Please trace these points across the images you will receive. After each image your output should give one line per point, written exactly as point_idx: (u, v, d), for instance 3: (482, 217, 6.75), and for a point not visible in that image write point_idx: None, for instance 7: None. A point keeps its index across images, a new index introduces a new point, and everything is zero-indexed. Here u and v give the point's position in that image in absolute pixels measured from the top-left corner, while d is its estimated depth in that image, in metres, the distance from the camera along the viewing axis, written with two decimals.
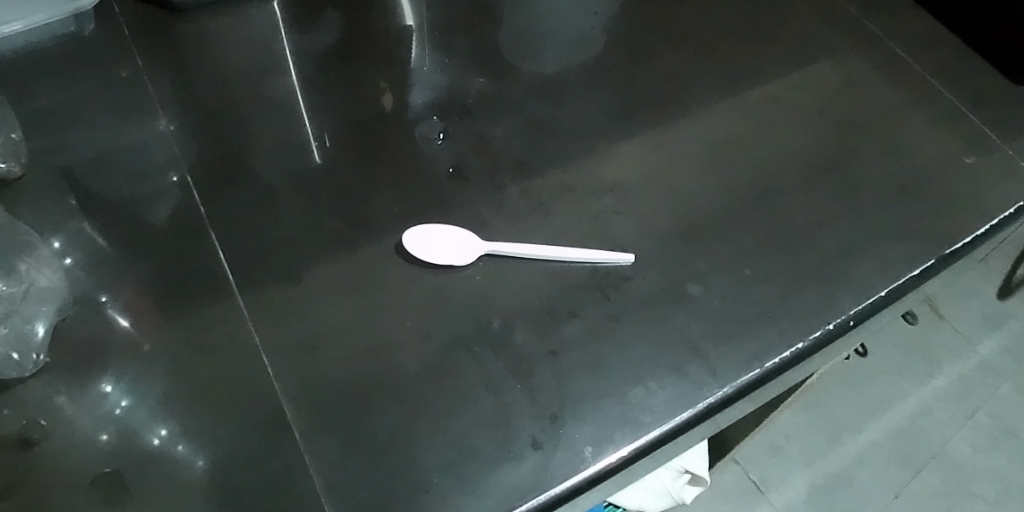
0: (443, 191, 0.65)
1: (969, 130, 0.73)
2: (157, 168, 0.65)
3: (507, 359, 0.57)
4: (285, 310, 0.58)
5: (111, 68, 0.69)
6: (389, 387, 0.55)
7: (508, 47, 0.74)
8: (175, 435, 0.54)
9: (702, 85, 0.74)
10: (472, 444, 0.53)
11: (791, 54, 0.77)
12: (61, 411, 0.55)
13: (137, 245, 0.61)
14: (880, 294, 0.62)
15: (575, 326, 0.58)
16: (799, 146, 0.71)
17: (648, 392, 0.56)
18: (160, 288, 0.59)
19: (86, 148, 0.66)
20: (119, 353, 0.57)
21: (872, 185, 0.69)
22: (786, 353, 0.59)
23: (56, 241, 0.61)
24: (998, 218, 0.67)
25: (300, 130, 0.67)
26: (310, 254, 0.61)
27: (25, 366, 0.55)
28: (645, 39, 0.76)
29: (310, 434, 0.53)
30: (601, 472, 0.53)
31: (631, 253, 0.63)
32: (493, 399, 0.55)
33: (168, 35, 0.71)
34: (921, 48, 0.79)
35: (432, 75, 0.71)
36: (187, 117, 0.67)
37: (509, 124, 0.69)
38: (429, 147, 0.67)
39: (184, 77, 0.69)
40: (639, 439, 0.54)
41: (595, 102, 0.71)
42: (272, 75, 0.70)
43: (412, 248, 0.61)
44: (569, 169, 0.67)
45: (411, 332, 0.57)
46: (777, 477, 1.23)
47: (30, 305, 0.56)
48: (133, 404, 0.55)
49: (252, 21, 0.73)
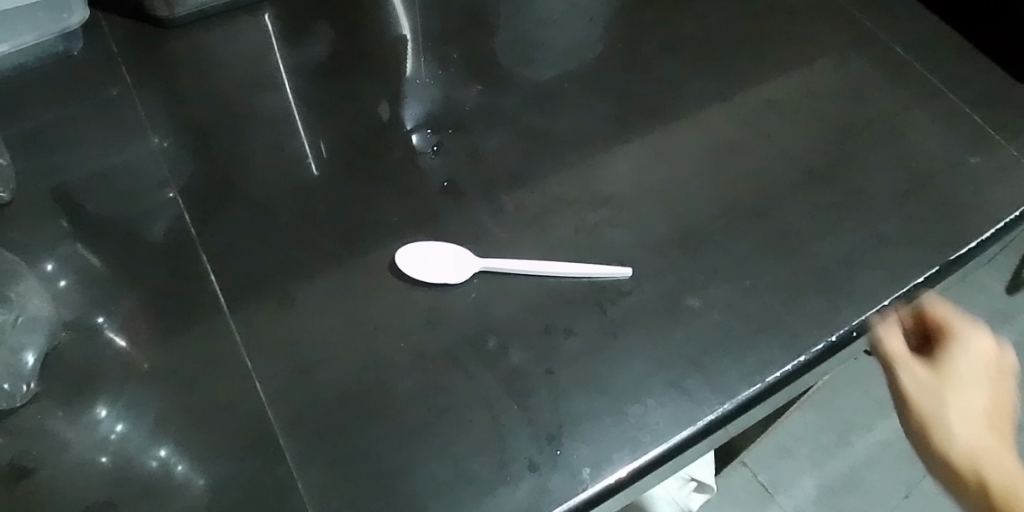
0: (436, 206, 0.64)
1: (972, 129, 0.72)
2: (149, 186, 0.64)
3: (504, 378, 0.56)
4: (277, 332, 0.57)
5: (102, 87, 0.69)
6: (383, 410, 0.54)
7: (503, 56, 0.74)
8: (174, 459, 0.53)
9: (699, 90, 0.73)
10: (469, 466, 0.52)
11: (790, 55, 0.76)
12: (55, 436, 0.54)
13: (129, 266, 0.60)
14: (884, 303, 0.61)
15: (572, 343, 0.57)
16: (798, 152, 0.70)
17: (647, 410, 0.55)
18: (153, 310, 0.58)
19: (79, 167, 0.65)
20: (114, 375, 0.56)
21: (874, 190, 0.68)
22: (788, 366, 0.58)
23: (49, 265, 0.60)
24: (1004, 222, 0.66)
25: (293, 145, 0.67)
26: (302, 273, 0.60)
27: (16, 397, 0.55)
28: (641, 43, 0.75)
29: (303, 459, 0.53)
30: (600, 493, 0.52)
31: (629, 266, 0.62)
32: (489, 420, 0.54)
33: (160, 52, 0.71)
34: (922, 45, 0.78)
35: (425, 87, 0.71)
36: (179, 134, 0.67)
37: (504, 136, 0.68)
38: (424, 161, 0.66)
39: (176, 94, 0.69)
40: (637, 458, 0.53)
41: (592, 111, 0.70)
42: (263, 91, 0.69)
43: (407, 267, 0.60)
44: (566, 180, 0.66)
45: (405, 352, 0.57)
46: (786, 479, 1.21)
47: (19, 334, 0.56)
48: (128, 428, 0.54)
49: (244, 36, 0.73)
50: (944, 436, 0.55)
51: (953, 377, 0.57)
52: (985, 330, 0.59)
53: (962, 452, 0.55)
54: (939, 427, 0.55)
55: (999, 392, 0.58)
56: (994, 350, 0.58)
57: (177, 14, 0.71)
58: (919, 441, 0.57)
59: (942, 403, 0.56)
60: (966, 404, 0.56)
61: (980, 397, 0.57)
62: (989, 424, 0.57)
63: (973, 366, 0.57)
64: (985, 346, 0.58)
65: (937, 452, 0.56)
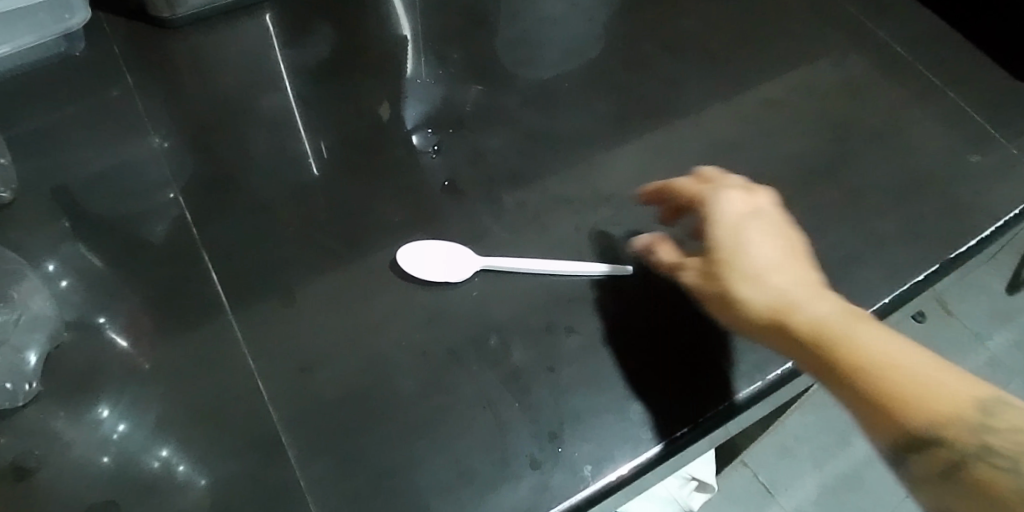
0: (438, 205, 0.64)
1: (971, 127, 0.72)
2: (151, 186, 0.64)
3: (506, 376, 0.56)
4: (279, 331, 0.58)
5: (104, 87, 0.69)
6: (385, 408, 0.54)
7: (503, 55, 0.74)
8: (176, 459, 0.53)
9: (699, 89, 0.73)
10: (471, 464, 0.53)
11: (789, 54, 0.76)
12: (58, 436, 0.54)
13: (131, 266, 0.60)
14: (884, 302, 0.62)
15: (574, 341, 0.58)
16: (798, 150, 0.70)
17: (649, 408, 0.55)
18: (155, 310, 0.59)
19: (80, 168, 0.65)
20: (117, 374, 0.56)
21: (874, 188, 0.68)
22: (789, 364, 0.58)
23: (50, 265, 0.60)
24: (1004, 220, 0.67)
25: (294, 145, 0.67)
26: (304, 272, 0.60)
27: (18, 397, 0.54)
28: (641, 42, 0.75)
29: (306, 457, 0.53)
30: (601, 490, 0.53)
31: (630, 263, 0.61)
32: (491, 418, 0.54)
33: (161, 53, 0.71)
34: (922, 44, 0.78)
35: (426, 87, 0.71)
36: (180, 134, 0.67)
37: (504, 135, 0.69)
38: (426, 161, 0.67)
39: (177, 94, 0.69)
40: (638, 456, 0.54)
41: (592, 110, 0.71)
42: (264, 91, 0.70)
43: (409, 266, 0.60)
44: (567, 179, 0.66)
45: (407, 351, 0.57)
46: (786, 479, 1.21)
47: (21, 333, 0.55)
48: (130, 428, 0.54)
49: (245, 37, 0.73)
50: (762, 280, 0.53)
51: (733, 224, 0.55)
52: (733, 188, 0.58)
53: (746, 271, 0.53)
54: (743, 258, 0.53)
55: (788, 235, 0.56)
56: (747, 198, 0.57)
57: (178, 14, 0.71)
58: (715, 303, 0.54)
59: (735, 255, 0.54)
60: (778, 253, 0.54)
61: (773, 243, 0.55)
62: (782, 273, 0.53)
63: (735, 222, 0.55)
64: (758, 199, 0.57)
65: (735, 313, 0.53)
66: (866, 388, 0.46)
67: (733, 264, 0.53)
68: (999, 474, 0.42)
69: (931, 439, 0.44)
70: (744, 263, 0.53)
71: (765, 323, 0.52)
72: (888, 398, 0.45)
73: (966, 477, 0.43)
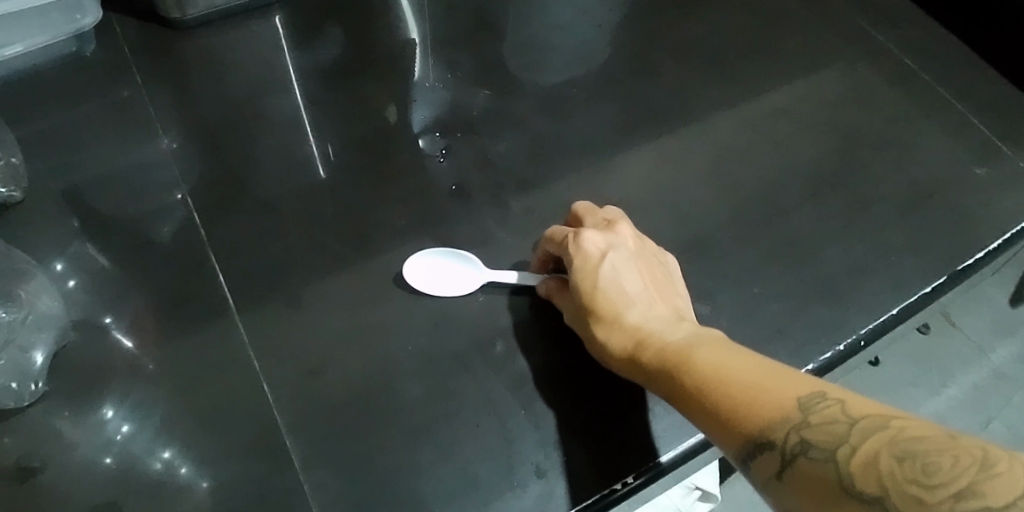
0: (445, 210, 0.64)
1: (978, 139, 0.72)
2: (158, 187, 0.64)
3: (512, 383, 0.56)
4: (285, 333, 0.57)
5: (113, 87, 0.69)
6: (390, 413, 0.54)
7: (511, 60, 0.74)
8: (179, 460, 0.53)
9: (707, 96, 0.73)
10: (475, 471, 0.52)
11: (797, 63, 0.76)
12: (62, 436, 0.54)
13: (137, 266, 0.60)
14: (892, 313, 0.61)
15: (579, 348, 0.58)
16: (805, 160, 0.70)
17: (655, 417, 0.55)
18: (161, 311, 0.59)
19: (88, 167, 0.65)
20: (121, 375, 0.56)
21: (881, 199, 0.68)
22: None
23: (59, 265, 0.61)
24: (1010, 233, 0.66)
25: (302, 147, 0.67)
26: (310, 275, 0.60)
27: (23, 396, 0.54)
28: (649, 49, 0.75)
29: (310, 462, 0.53)
30: (607, 499, 0.52)
31: None
32: (496, 425, 0.54)
33: (171, 54, 0.71)
34: (929, 54, 0.78)
35: (434, 91, 0.71)
36: (189, 135, 0.67)
37: (511, 140, 0.69)
38: (433, 165, 0.67)
39: (187, 95, 0.69)
40: (644, 465, 0.54)
41: (599, 116, 0.71)
42: (273, 93, 0.70)
43: (414, 281, 0.60)
44: (574, 186, 0.66)
45: (413, 356, 0.57)
46: None
47: (28, 333, 0.56)
48: (134, 430, 0.54)
49: (254, 38, 0.73)
50: (615, 318, 0.54)
51: (599, 258, 0.56)
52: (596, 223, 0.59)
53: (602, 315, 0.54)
54: (598, 296, 0.55)
55: (648, 260, 0.57)
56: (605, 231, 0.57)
57: (188, 16, 0.72)
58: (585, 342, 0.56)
59: (592, 294, 0.55)
60: (635, 284, 0.55)
61: (631, 275, 0.55)
62: (638, 310, 0.54)
63: (584, 260, 0.55)
64: (615, 228, 0.58)
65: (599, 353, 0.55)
66: (706, 406, 0.47)
67: (592, 303, 0.55)
68: (818, 467, 0.42)
69: (764, 445, 0.45)
70: (602, 301, 0.55)
71: (624, 360, 0.53)
72: (724, 415, 0.46)
73: (795, 475, 0.43)
